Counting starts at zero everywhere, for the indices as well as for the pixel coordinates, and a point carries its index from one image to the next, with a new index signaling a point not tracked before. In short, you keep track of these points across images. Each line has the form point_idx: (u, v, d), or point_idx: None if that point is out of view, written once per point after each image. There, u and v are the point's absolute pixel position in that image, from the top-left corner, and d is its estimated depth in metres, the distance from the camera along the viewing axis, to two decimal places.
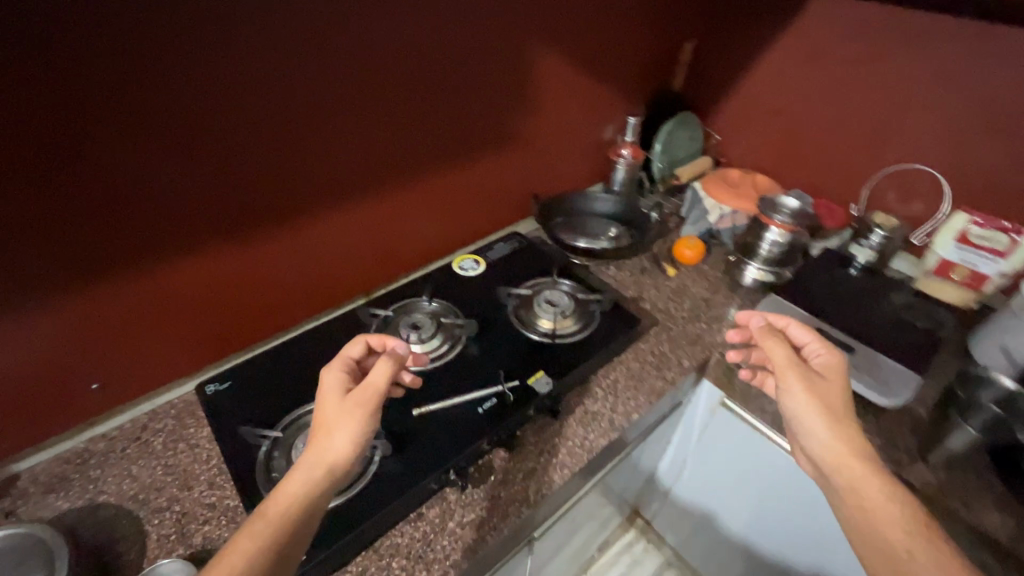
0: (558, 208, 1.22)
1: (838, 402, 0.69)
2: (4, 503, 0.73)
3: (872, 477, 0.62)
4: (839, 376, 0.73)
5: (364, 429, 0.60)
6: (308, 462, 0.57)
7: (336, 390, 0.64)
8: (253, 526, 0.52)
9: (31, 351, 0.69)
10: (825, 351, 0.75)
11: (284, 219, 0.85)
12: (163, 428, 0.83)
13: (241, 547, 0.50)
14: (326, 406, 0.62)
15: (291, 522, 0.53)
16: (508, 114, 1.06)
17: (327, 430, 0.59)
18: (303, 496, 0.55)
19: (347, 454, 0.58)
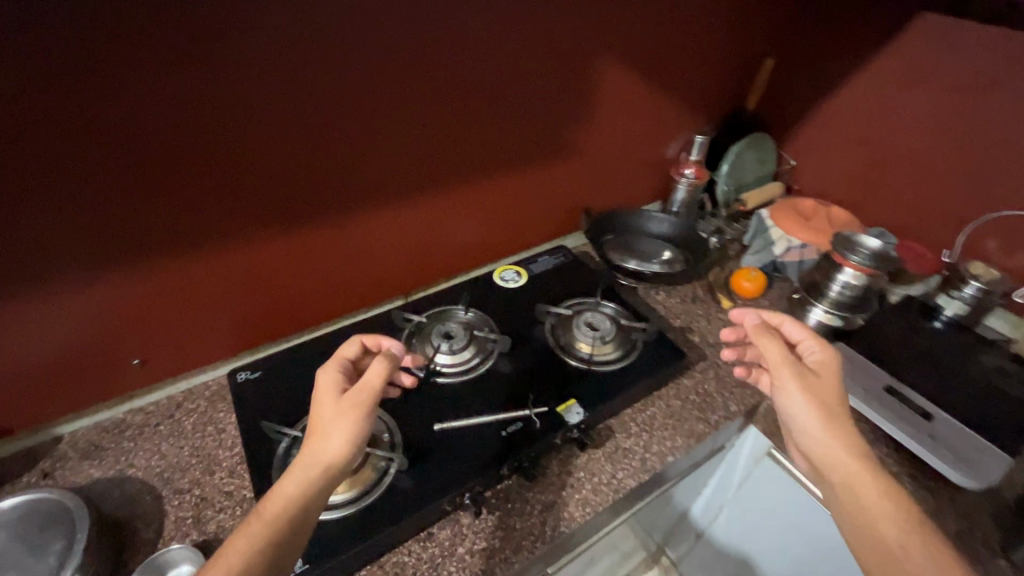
0: (609, 224, 1.16)
1: (834, 404, 0.64)
2: (44, 464, 0.76)
3: (869, 478, 0.58)
4: (833, 374, 0.68)
5: (360, 430, 0.58)
6: (302, 463, 0.55)
7: (330, 388, 0.62)
8: (249, 527, 0.51)
9: (80, 323, 0.72)
10: (820, 347, 0.70)
11: (330, 214, 0.84)
12: (195, 409, 0.85)
13: (235, 549, 0.49)
14: (320, 406, 0.60)
15: (287, 525, 0.52)
16: (566, 123, 1.02)
17: (322, 432, 0.57)
18: (299, 499, 0.53)
19: (342, 455, 0.56)
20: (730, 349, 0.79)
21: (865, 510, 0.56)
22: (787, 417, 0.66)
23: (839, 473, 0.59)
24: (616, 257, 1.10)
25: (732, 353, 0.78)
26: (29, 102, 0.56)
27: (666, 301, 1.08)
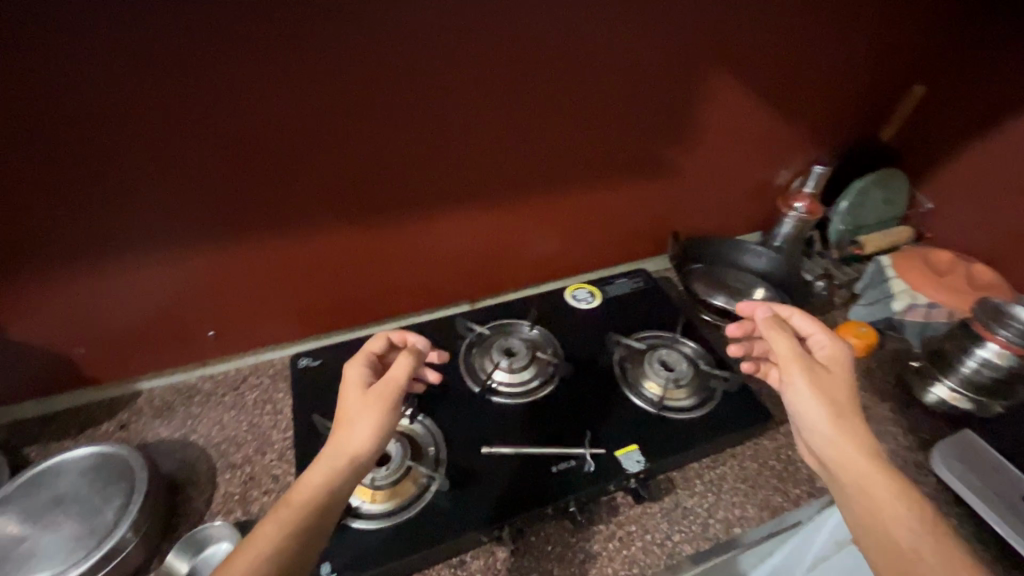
0: (699, 252, 1.05)
1: (845, 401, 0.59)
2: (122, 414, 0.81)
3: (884, 482, 0.53)
4: (846, 370, 0.62)
5: (387, 423, 0.56)
6: (330, 452, 0.54)
7: (357, 378, 0.60)
8: (278, 512, 0.50)
9: (167, 288, 0.76)
10: (833, 342, 0.64)
11: (407, 212, 0.83)
12: (258, 385, 0.87)
13: (263, 536, 0.48)
14: (347, 398, 0.58)
15: (314, 514, 0.50)
16: (665, 140, 0.94)
17: (350, 423, 0.55)
18: (325, 489, 0.52)
19: (367, 446, 0.54)
20: (736, 345, 0.73)
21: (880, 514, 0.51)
22: (797, 416, 0.61)
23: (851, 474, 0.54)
24: (703, 290, 0.99)
25: (738, 348, 0.73)
26: (144, 77, 0.59)
27: None
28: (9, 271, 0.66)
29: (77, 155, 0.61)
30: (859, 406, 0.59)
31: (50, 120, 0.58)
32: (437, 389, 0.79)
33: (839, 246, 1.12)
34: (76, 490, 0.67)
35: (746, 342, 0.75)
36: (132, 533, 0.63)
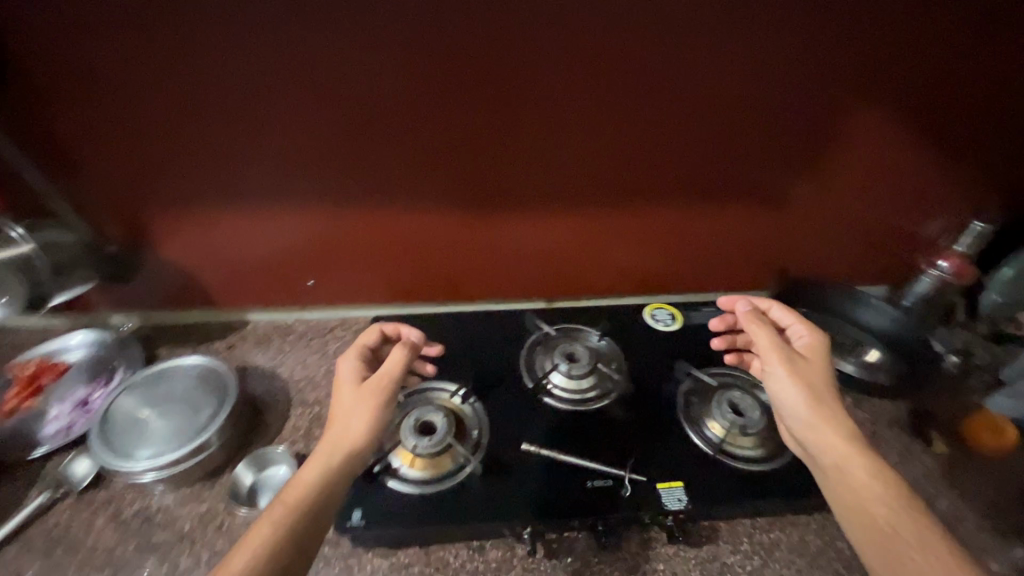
0: (808, 296, 0.94)
1: (820, 383, 0.60)
2: (233, 338, 0.94)
3: (858, 456, 0.53)
4: (821, 357, 0.64)
5: (381, 415, 0.61)
6: (327, 445, 0.57)
7: (350, 375, 0.65)
8: (273, 512, 0.51)
9: (283, 236, 0.86)
10: (808, 332, 0.67)
11: (498, 202, 0.86)
12: (342, 338, 0.96)
13: (260, 534, 0.49)
14: (342, 396, 0.63)
15: (311, 509, 0.52)
16: (784, 169, 0.86)
17: (344, 419, 0.60)
18: (319, 484, 0.54)
19: (361, 438, 0.58)
20: (718, 340, 0.85)
21: (860, 490, 0.51)
22: (777, 402, 0.62)
23: (827, 452, 0.55)
24: None
25: (720, 342, 0.85)
26: (289, 50, 0.67)
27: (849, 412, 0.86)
28: (169, 202, 0.80)
29: (230, 112, 0.72)
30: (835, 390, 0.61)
31: (214, 80, 0.69)
32: (493, 377, 0.81)
33: (992, 321, 0.92)
34: (182, 391, 0.79)
35: (730, 336, 0.86)
36: (215, 439, 0.73)
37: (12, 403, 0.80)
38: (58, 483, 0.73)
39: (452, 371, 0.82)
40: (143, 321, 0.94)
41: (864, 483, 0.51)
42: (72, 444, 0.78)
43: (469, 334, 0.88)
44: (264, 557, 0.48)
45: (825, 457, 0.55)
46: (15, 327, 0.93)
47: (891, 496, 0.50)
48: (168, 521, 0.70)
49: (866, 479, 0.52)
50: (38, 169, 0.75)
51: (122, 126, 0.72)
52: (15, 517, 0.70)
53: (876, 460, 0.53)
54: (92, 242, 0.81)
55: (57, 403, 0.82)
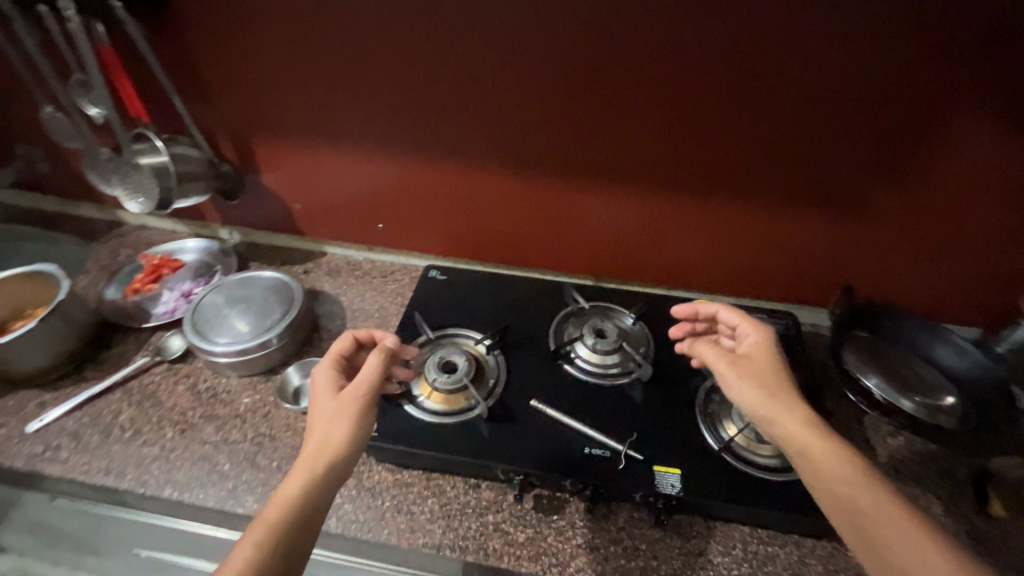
0: (872, 319, 0.87)
1: (769, 377, 0.62)
2: (311, 264, 1.07)
3: (817, 440, 0.56)
4: (767, 349, 0.66)
5: (361, 428, 0.59)
6: (308, 457, 0.56)
7: (326, 386, 0.63)
8: (255, 529, 0.50)
9: (363, 180, 0.97)
10: (751, 327, 0.69)
11: (555, 175, 0.89)
12: (399, 281, 1.05)
13: (242, 553, 0.48)
14: (319, 408, 0.61)
15: (293, 526, 0.51)
16: (864, 179, 0.80)
17: (323, 431, 0.57)
18: (298, 500, 0.52)
19: (340, 450, 0.56)
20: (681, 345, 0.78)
21: (837, 480, 0.52)
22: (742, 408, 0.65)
23: (793, 442, 0.57)
24: (851, 365, 0.82)
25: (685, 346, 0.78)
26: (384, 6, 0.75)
27: (896, 451, 0.79)
28: (274, 134, 0.93)
29: (334, 60, 0.82)
30: (790, 376, 0.62)
31: (323, 29, 0.79)
32: (522, 337, 0.85)
33: None
34: (258, 297, 0.92)
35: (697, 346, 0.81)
36: (276, 340, 0.85)
37: (138, 284, 0.98)
38: (157, 351, 0.89)
39: (485, 324, 0.87)
40: (243, 238, 1.10)
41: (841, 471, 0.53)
42: (173, 324, 0.94)
43: (509, 295, 0.93)
44: None
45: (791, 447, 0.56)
46: (151, 227, 1.14)
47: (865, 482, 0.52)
48: (230, 400, 0.84)
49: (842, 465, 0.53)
50: (183, 95, 0.90)
51: (248, 64, 0.85)
52: (123, 369, 0.86)
53: (835, 443, 0.55)
54: (211, 159, 0.96)
55: (168, 290, 0.99)
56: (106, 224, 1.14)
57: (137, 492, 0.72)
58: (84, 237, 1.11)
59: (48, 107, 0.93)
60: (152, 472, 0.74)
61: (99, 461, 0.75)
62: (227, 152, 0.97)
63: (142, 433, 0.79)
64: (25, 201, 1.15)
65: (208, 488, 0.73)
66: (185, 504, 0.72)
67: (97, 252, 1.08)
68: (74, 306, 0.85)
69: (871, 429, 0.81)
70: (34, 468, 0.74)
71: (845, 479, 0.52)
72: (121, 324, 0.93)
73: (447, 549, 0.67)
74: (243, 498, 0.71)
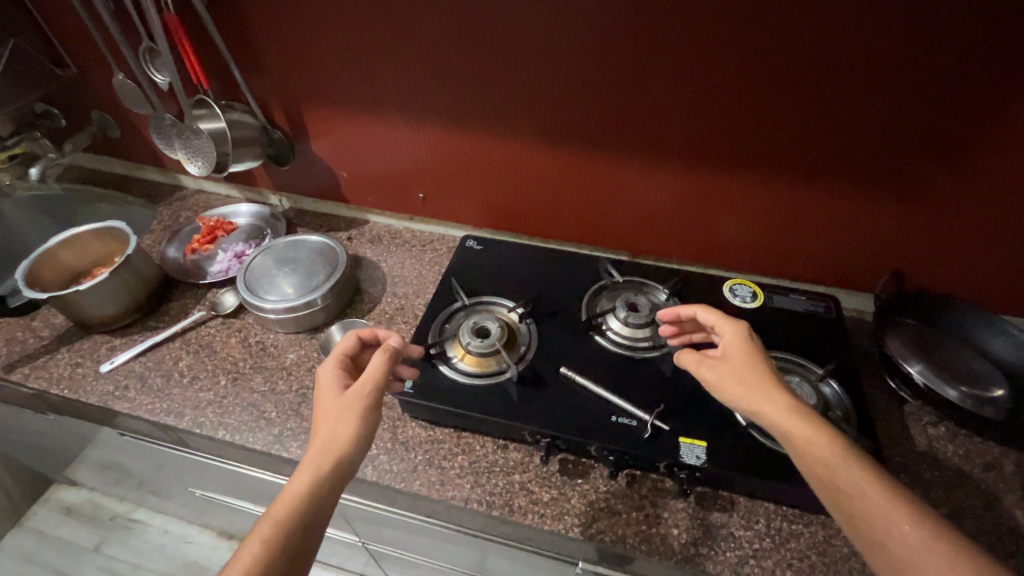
0: (920, 308, 0.84)
1: (748, 375, 0.59)
2: (355, 231, 1.12)
3: (824, 442, 0.53)
4: (747, 344, 0.63)
5: (366, 428, 0.59)
6: (314, 456, 0.56)
7: (331, 385, 0.63)
8: (263, 525, 0.52)
9: (407, 149, 0.99)
10: (728, 324, 0.66)
11: (594, 147, 0.89)
12: (437, 250, 1.08)
13: (251, 549, 0.50)
14: (324, 406, 0.61)
15: (298, 524, 0.52)
16: (920, 158, 0.76)
17: (327, 431, 0.58)
18: (305, 497, 0.54)
19: (345, 450, 0.57)
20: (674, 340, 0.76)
21: (834, 475, 0.51)
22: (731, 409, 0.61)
23: (801, 447, 0.53)
24: (896, 347, 0.80)
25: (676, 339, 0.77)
26: None
27: (937, 441, 0.76)
28: (323, 102, 0.96)
29: (379, 30, 0.84)
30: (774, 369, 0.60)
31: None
32: (554, 307, 0.87)
33: None
34: (304, 259, 0.97)
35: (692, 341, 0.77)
36: (320, 301, 0.90)
37: (196, 245, 1.05)
38: (212, 306, 0.96)
39: (519, 294, 0.89)
40: (292, 204, 1.16)
41: (829, 458, 0.52)
42: (227, 282, 1.01)
43: (543, 267, 0.94)
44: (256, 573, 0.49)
45: (800, 451, 0.53)
46: (208, 191, 1.20)
47: (853, 463, 0.51)
48: (277, 354, 0.89)
49: (832, 454, 0.52)
50: (239, 64, 0.94)
51: (299, 33, 0.87)
52: (183, 321, 0.93)
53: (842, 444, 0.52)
54: (264, 126, 1.01)
55: (223, 251, 1.05)
56: (168, 188, 1.21)
57: (194, 432, 0.79)
58: (149, 199, 1.19)
59: (119, 74, 0.99)
60: (207, 415, 0.81)
61: (161, 401, 0.82)
62: (278, 120, 1.01)
63: (199, 379, 0.85)
64: (98, 163, 1.24)
65: (257, 432, 0.78)
66: (236, 445, 0.77)
67: (160, 213, 1.16)
68: (140, 260, 0.92)
69: (911, 418, 0.79)
70: (106, 404, 0.82)
71: (833, 463, 0.51)
72: (180, 280, 1.00)
73: (475, 502, 0.70)
74: (287, 443, 0.77)
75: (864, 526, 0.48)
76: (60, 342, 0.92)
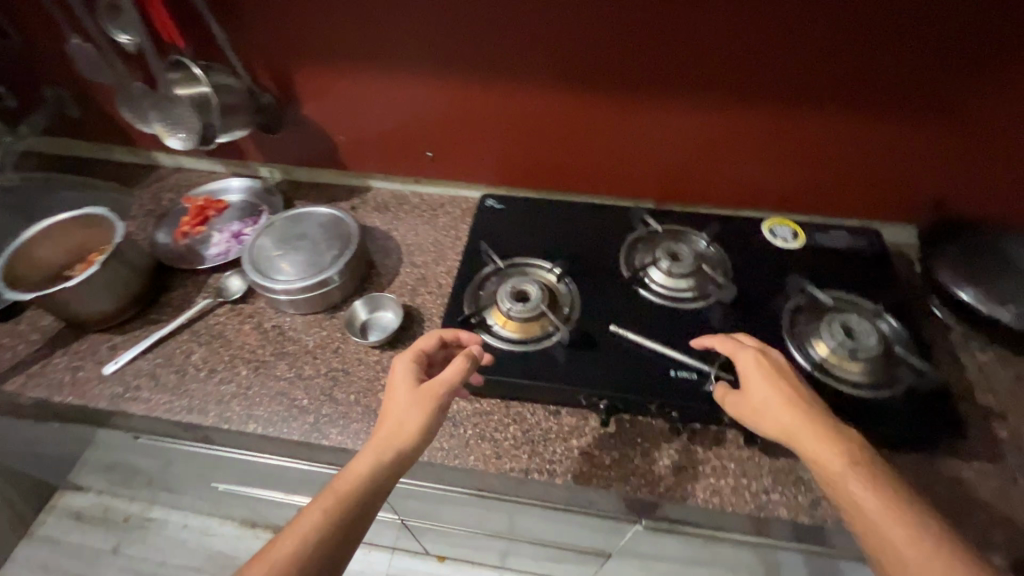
0: (965, 235, 0.79)
1: (771, 401, 0.57)
2: (357, 200, 1.03)
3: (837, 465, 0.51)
4: (757, 371, 0.59)
5: (432, 424, 0.58)
6: (379, 441, 0.56)
7: (406, 376, 0.61)
8: (324, 498, 0.52)
9: (409, 105, 0.91)
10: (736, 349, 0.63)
11: (619, 88, 0.82)
12: (450, 213, 1.01)
13: (307, 521, 0.50)
14: (396, 394, 0.59)
15: (356, 502, 0.52)
16: (972, 76, 0.71)
17: (396, 418, 0.57)
18: (366, 479, 0.53)
19: (411, 442, 0.56)
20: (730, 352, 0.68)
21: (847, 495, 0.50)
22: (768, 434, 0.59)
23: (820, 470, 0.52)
24: (945, 278, 0.75)
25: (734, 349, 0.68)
26: None
27: (986, 367, 0.75)
28: (315, 57, 0.86)
29: None
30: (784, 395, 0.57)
31: None
32: (591, 264, 0.82)
33: None
34: (312, 234, 0.89)
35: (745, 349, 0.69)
36: (337, 278, 0.83)
37: (186, 228, 0.97)
38: (218, 292, 0.88)
39: (550, 253, 0.83)
40: (285, 175, 1.06)
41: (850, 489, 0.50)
42: (228, 265, 0.93)
43: (571, 222, 0.89)
44: (310, 543, 0.49)
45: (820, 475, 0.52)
46: (189, 168, 1.10)
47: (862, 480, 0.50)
48: (297, 338, 0.83)
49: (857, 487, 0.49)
50: (216, 18, 0.83)
51: None
52: (188, 311, 0.86)
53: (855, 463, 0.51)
54: (250, 89, 0.90)
55: (218, 232, 0.97)
56: (143, 167, 1.10)
57: (222, 427, 0.73)
58: (124, 182, 1.08)
59: (75, 39, 0.87)
60: (233, 409, 0.75)
61: (179, 399, 0.76)
62: (265, 82, 0.91)
63: (217, 371, 0.79)
64: (56, 146, 1.11)
65: (291, 422, 0.73)
66: (270, 438, 0.72)
67: (139, 196, 1.05)
68: (131, 249, 0.84)
69: (959, 345, 0.78)
70: (118, 407, 0.76)
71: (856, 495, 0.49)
72: (176, 268, 0.92)
73: (536, 472, 0.67)
74: (326, 430, 0.72)
75: (877, 559, 0.47)
76: (54, 344, 0.84)
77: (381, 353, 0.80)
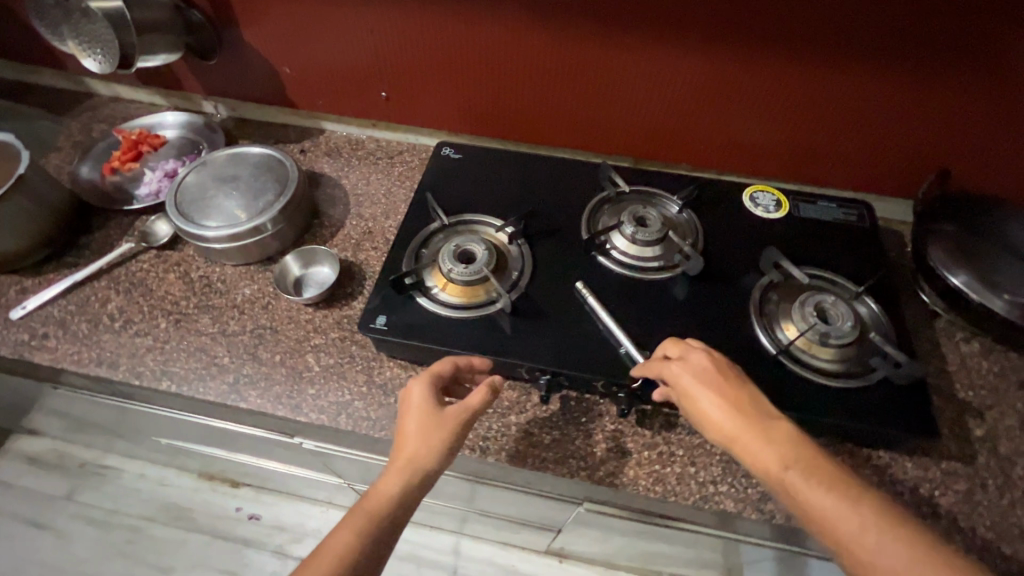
0: (962, 214, 0.71)
1: (712, 407, 0.50)
2: (307, 142, 0.94)
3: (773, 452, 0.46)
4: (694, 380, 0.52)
5: (453, 451, 0.53)
6: (401, 463, 0.51)
7: (425, 398, 0.54)
8: (353, 519, 0.48)
9: (361, 35, 0.81)
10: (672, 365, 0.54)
11: (596, 25, 0.72)
12: (408, 163, 0.92)
13: (334, 546, 0.46)
14: (414, 417, 0.53)
15: (386, 526, 0.48)
16: (995, 27, 0.62)
17: (418, 442, 0.52)
18: (393, 503, 0.49)
19: (435, 468, 0.51)
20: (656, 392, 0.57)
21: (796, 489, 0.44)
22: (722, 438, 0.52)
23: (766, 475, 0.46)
24: (937, 260, 0.68)
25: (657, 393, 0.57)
26: None
27: (970, 359, 0.69)
28: None
29: None
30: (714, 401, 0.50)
31: None
32: (551, 225, 0.74)
33: None
34: (248, 175, 0.81)
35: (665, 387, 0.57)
36: (269, 226, 0.75)
37: (115, 163, 0.87)
38: (143, 237, 0.81)
39: (506, 211, 0.75)
40: (230, 112, 0.96)
41: (819, 503, 0.43)
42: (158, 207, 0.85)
43: (534, 177, 0.80)
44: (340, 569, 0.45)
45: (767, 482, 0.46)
46: (127, 99, 1.00)
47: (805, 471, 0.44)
48: (225, 291, 0.76)
49: (825, 499, 0.43)
50: None
51: None
52: (106, 256, 0.78)
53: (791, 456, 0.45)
54: (177, 5, 0.80)
55: (150, 170, 0.88)
56: (75, 95, 1.00)
57: (132, 383, 0.67)
58: (53, 109, 0.98)
59: None
60: (147, 364, 0.69)
61: (88, 350, 0.70)
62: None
63: (134, 322, 0.72)
64: None
65: (208, 381, 0.67)
66: (186, 396, 0.67)
67: (67, 125, 0.96)
68: (40, 182, 0.75)
69: (943, 335, 0.71)
70: (21, 355, 0.69)
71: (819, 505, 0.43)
72: (99, 207, 0.83)
73: (467, 449, 0.62)
74: (244, 392, 0.66)
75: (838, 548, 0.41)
76: None
77: (314, 311, 0.73)
